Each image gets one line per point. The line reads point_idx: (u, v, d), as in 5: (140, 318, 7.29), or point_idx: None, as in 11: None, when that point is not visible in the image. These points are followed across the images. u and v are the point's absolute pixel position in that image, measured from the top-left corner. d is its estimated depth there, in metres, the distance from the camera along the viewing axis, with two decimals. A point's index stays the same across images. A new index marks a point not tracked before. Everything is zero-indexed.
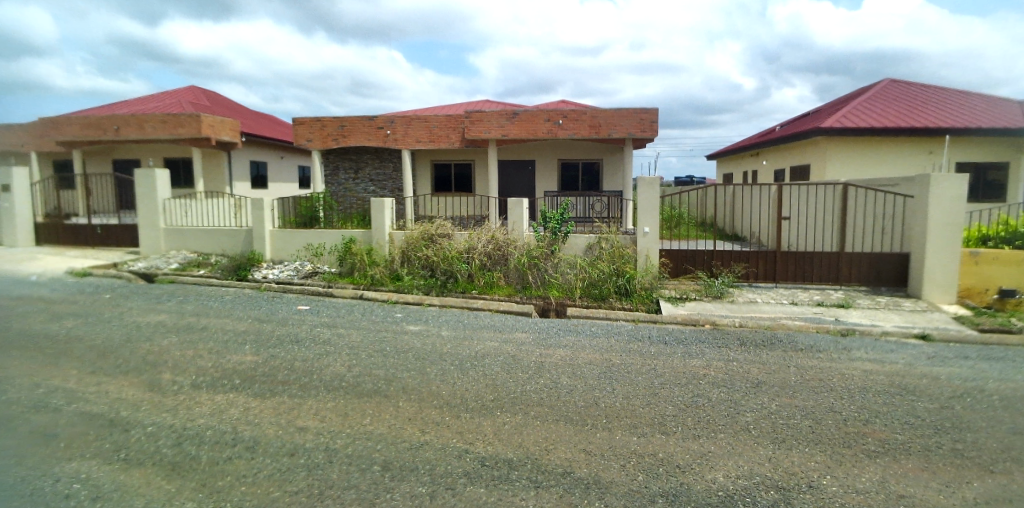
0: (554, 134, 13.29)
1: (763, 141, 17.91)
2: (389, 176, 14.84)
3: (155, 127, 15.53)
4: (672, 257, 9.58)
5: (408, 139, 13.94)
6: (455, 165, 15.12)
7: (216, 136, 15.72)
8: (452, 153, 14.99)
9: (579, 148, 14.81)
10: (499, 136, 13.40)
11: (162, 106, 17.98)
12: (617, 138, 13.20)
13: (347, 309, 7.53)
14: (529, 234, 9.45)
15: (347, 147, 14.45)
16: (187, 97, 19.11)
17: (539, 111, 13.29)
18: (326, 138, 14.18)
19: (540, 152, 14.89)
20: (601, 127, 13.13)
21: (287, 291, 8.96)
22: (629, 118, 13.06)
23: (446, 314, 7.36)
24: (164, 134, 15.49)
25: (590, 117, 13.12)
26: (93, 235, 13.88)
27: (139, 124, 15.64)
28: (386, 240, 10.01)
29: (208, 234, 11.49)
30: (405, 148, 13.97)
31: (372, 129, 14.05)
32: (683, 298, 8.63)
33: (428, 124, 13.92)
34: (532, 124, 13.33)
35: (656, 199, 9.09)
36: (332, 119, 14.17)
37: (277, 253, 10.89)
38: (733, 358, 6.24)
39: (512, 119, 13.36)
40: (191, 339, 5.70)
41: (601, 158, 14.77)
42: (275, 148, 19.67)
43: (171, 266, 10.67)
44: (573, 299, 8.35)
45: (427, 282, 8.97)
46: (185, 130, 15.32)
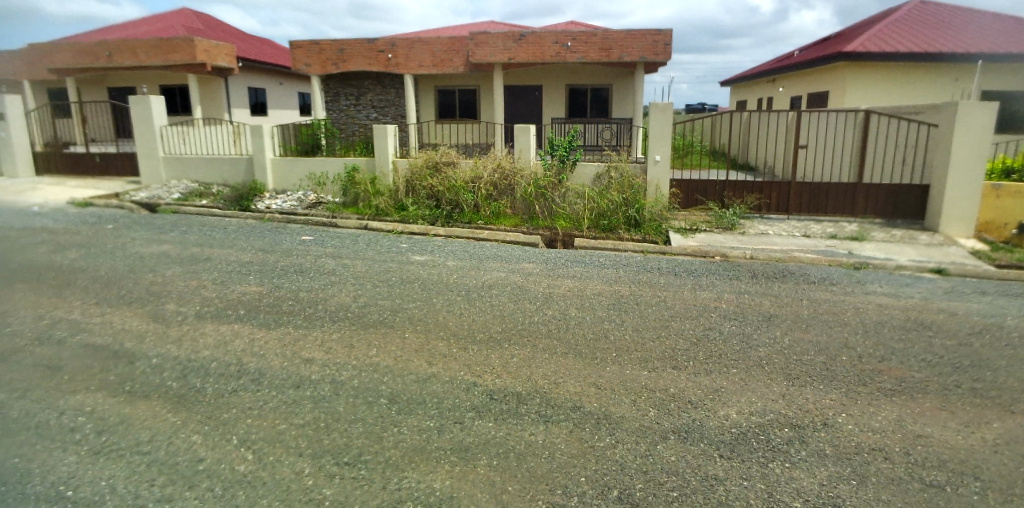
0: (562, 57, 12.36)
1: (780, 66, 16.76)
2: (391, 102, 14.09)
3: (149, 53, 14.73)
4: (683, 188, 9.18)
5: (411, 64, 13.11)
6: (459, 91, 14.25)
7: (213, 62, 14.92)
8: (456, 78, 14.11)
9: (588, 72, 13.89)
10: (504, 60, 12.51)
11: (152, 29, 17.00)
12: (629, 61, 12.23)
13: (352, 239, 7.36)
14: (535, 162, 9.03)
15: (347, 72, 13.63)
16: (178, 19, 18.05)
17: (546, 32, 12.33)
18: (325, 64, 13.38)
19: (547, 77, 13.98)
20: (612, 49, 12.15)
21: (291, 221, 8.80)
22: (641, 40, 12.06)
23: (455, 245, 7.15)
24: (158, 60, 14.71)
25: (601, 38, 12.15)
26: (93, 165, 13.58)
27: (133, 51, 14.84)
28: (390, 169, 9.67)
29: (209, 164, 11.16)
30: (408, 73, 13.17)
31: (373, 53, 13.18)
32: (693, 230, 8.33)
33: (432, 47, 12.99)
34: (539, 46, 12.41)
35: (670, 126, 8.60)
36: (330, 42, 13.28)
37: (280, 183, 10.60)
38: (747, 291, 6.08)
39: (519, 42, 12.43)
40: (194, 270, 5.61)
41: (611, 83, 13.86)
42: (273, 73, 18.74)
43: (172, 196, 10.46)
44: (582, 230, 8.09)
45: (432, 212, 8.70)
46: (180, 55, 14.51)
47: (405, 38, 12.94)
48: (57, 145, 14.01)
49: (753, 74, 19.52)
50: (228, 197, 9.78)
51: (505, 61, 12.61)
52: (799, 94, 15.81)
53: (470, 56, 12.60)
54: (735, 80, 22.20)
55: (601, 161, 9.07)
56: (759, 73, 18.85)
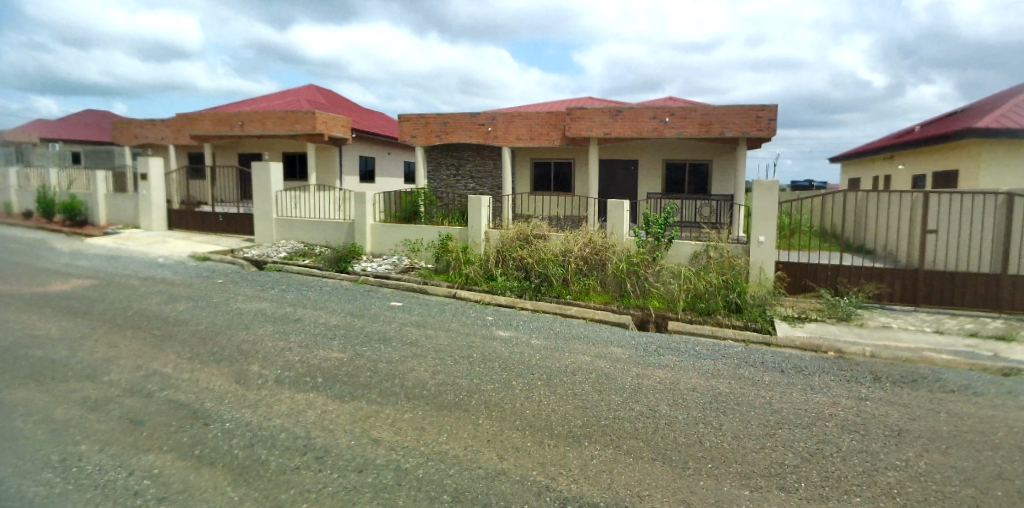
0: (659, 132, 12.40)
1: (898, 142, 15.58)
2: (489, 172, 14.66)
3: (276, 123, 16.85)
4: (790, 270, 8.35)
5: (509, 136, 13.74)
6: (555, 164, 14.64)
7: (329, 132, 16.80)
8: (553, 151, 14.53)
9: (687, 147, 13.75)
10: (601, 134, 12.76)
11: (282, 103, 19.56)
12: (730, 137, 12.05)
13: (437, 308, 7.40)
14: (629, 239, 8.85)
15: (449, 144, 14.53)
16: (304, 94, 20.67)
17: (644, 108, 12.48)
18: (430, 136, 14.44)
19: (643, 152, 14.03)
20: (712, 124, 12.04)
21: (383, 285, 9.17)
22: (743, 116, 11.89)
23: (541, 319, 7.01)
24: (283, 130, 16.77)
25: (700, 114, 12.08)
26: (216, 223, 15.35)
27: (263, 120, 17.01)
28: (482, 239, 9.83)
29: (314, 226, 12.13)
30: (506, 145, 13.79)
31: (474, 126, 14.01)
32: (801, 319, 7.51)
33: (530, 121, 13.58)
34: (636, 122, 12.54)
35: (774, 205, 8.06)
36: (436, 116, 14.35)
37: (377, 246, 11.17)
38: (875, 397, 5.12)
39: (616, 117, 12.66)
40: (284, 330, 5.82)
41: (709, 160, 13.63)
42: (383, 144, 20.60)
43: (280, 254, 11.41)
44: (676, 312, 7.62)
45: (520, 284, 8.61)
46: (302, 126, 16.47)
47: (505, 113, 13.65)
48: (189, 204, 15.87)
49: (867, 151, 18.26)
50: (330, 258, 10.37)
51: (601, 136, 12.85)
52: (923, 172, 14.53)
53: (567, 130, 12.99)
54: (846, 156, 20.88)
55: (699, 239, 8.71)
56: (874, 149, 17.62)
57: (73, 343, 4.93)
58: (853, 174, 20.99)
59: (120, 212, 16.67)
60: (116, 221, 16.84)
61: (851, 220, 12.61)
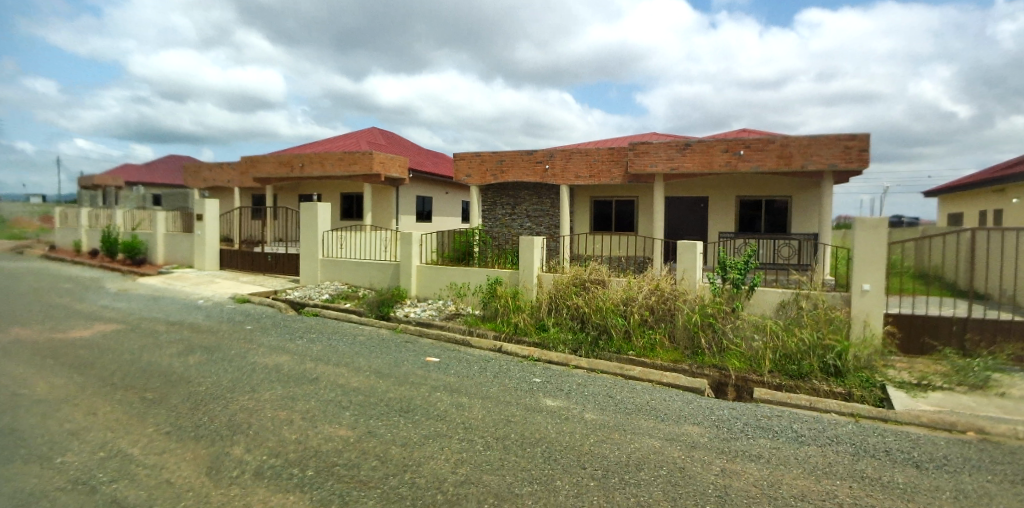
0: (733, 166, 11.18)
1: (1012, 173, 13.44)
2: (546, 212, 13.88)
3: (334, 164, 16.92)
4: (902, 324, 6.72)
5: (567, 174, 12.95)
6: (617, 202, 13.62)
7: (386, 172, 16.62)
8: (613, 189, 13.56)
9: (761, 183, 12.40)
10: (666, 170, 11.69)
11: (342, 144, 20.04)
12: (814, 169, 10.68)
13: (480, 367, 6.36)
14: (703, 286, 7.68)
15: (504, 183, 13.92)
16: (364, 136, 21.07)
17: (715, 140, 11.31)
18: (484, 174, 13.84)
19: (713, 188, 12.78)
20: (793, 156, 10.73)
21: (423, 335, 8.33)
22: (830, 146, 10.51)
23: (599, 380, 6.01)
24: (341, 170, 16.80)
25: (779, 145, 10.80)
26: (263, 262, 15.19)
27: (321, 162, 17.17)
28: (534, 283, 8.86)
29: (359, 267, 11.53)
30: (564, 184, 13.00)
31: (530, 163, 13.34)
32: (924, 387, 5.84)
33: (589, 157, 12.73)
34: (707, 155, 11.39)
35: (883, 246, 6.65)
36: (490, 153, 13.77)
37: (422, 290, 10.41)
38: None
39: (684, 151, 11.57)
40: (294, 395, 4.99)
41: (790, 196, 12.22)
42: (440, 185, 20.40)
43: (322, 296, 10.93)
44: (761, 375, 6.29)
45: (574, 336, 7.52)
46: (360, 166, 16.44)
47: (563, 150, 12.94)
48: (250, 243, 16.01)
49: (973, 183, 15.91)
50: (373, 302, 9.64)
51: (666, 172, 11.76)
52: None
53: (629, 167, 12.02)
54: (945, 189, 18.51)
55: (787, 287, 7.39)
56: (983, 180, 15.29)
57: (53, 408, 4.31)
58: (956, 210, 18.47)
59: (176, 251, 17.11)
60: (172, 260, 17.28)
61: (966, 264, 10.62)
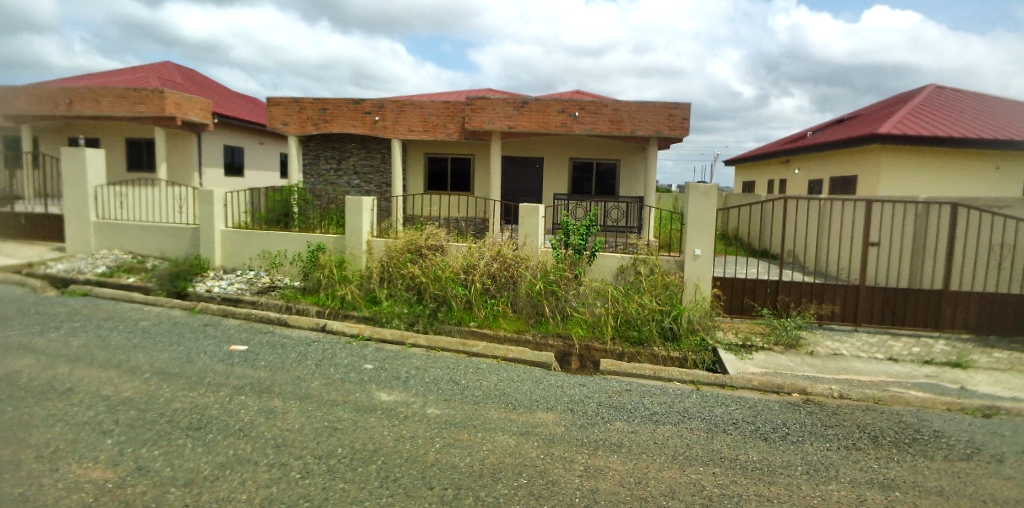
0: (568, 128, 11.11)
1: (795, 147, 15.74)
2: (376, 168, 12.58)
3: (113, 103, 13.34)
4: (727, 288, 7.19)
5: (399, 128, 11.76)
6: (451, 159, 12.86)
7: (183, 115, 13.59)
8: (451, 146, 12.71)
9: (594, 146, 12.65)
10: (504, 128, 11.18)
11: (127, 78, 15.93)
12: (642, 136, 11.07)
13: (298, 354, 5.21)
14: (545, 251, 7.27)
15: (328, 134, 12.20)
16: (156, 70, 17.05)
17: (551, 101, 11.11)
18: (305, 123, 11.95)
19: (549, 148, 12.69)
20: (624, 122, 10.99)
21: (229, 315, 6.75)
22: (656, 113, 10.94)
23: (441, 361, 5.29)
24: (123, 111, 13.30)
25: (612, 110, 11.00)
26: (16, 227, 11.46)
27: (95, 99, 13.44)
28: (363, 250, 7.76)
29: (148, 231, 9.15)
30: (394, 138, 11.79)
31: (358, 114, 11.84)
32: (747, 348, 6.18)
33: (424, 111, 11.68)
34: (543, 116, 11.13)
35: (711, 211, 6.92)
36: (312, 100, 11.93)
37: (229, 259, 8.59)
38: (886, 454, 3.57)
39: (521, 109, 11.16)
40: (34, 422, 3.32)
41: (618, 158, 12.63)
42: (254, 132, 17.60)
43: (95, 270, 8.49)
44: (604, 343, 6.15)
45: (410, 309, 6.66)
46: (147, 107, 13.12)
47: (394, 101, 11.67)
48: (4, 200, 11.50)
49: (764, 155, 18.65)
50: (163, 278, 7.74)
51: (504, 130, 11.27)
52: (818, 178, 14.78)
53: (466, 123, 11.26)
54: (743, 159, 21.40)
55: (626, 251, 7.33)
56: (772, 152, 17.97)
57: None
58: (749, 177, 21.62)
59: None
60: None
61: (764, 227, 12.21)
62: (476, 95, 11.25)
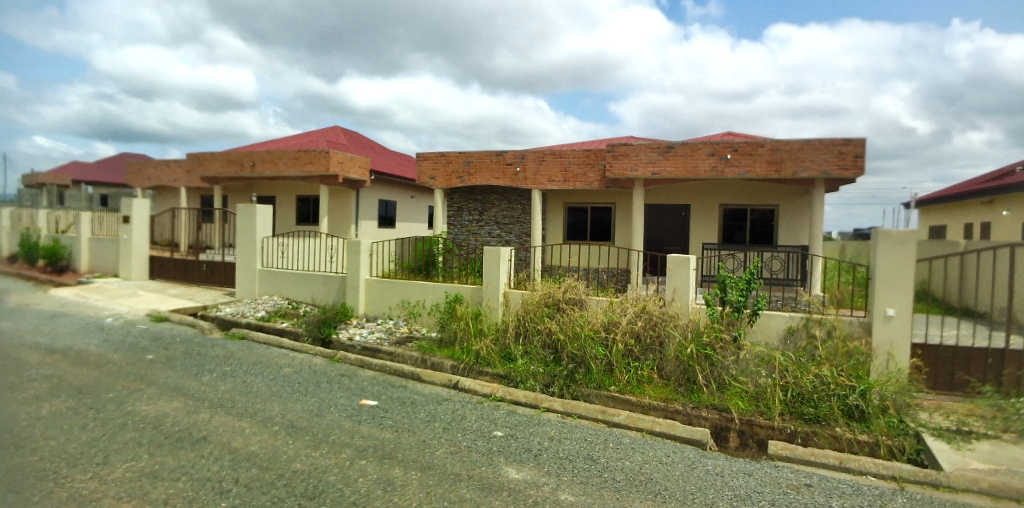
0: (719, 172, 10.30)
1: (1005, 185, 13.26)
2: (516, 218, 12.74)
3: (287, 164, 15.35)
4: (930, 359, 5.79)
5: (540, 178, 11.85)
6: (592, 209, 12.58)
7: (344, 174, 15.11)
8: (590, 196, 12.47)
9: (751, 191, 11.56)
10: (648, 175, 10.71)
11: (299, 142, 18.40)
12: (806, 177, 9.90)
13: (427, 415, 5.09)
14: (698, 308, 6.64)
15: (472, 186, 12.74)
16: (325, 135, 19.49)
17: (701, 143, 10.39)
18: (450, 177, 12.62)
19: (695, 195, 11.91)
20: (784, 162, 9.94)
21: (364, 368, 6.93)
22: (823, 151, 9.72)
23: (577, 432, 4.88)
24: (294, 171, 15.22)
25: (769, 150, 9.99)
26: (199, 272, 13.42)
27: (274, 161, 15.60)
28: (500, 302, 7.67)
29: (301, 279, 10.08)
30: (536, 189, 11.91)
31: (500, 165, 12.19)
32: (964, 436, 4.79)
33: (564, 160, 11.67)
34: (691, 159, 10.46)
35: (910, 263, 5.77)
36: (457, 154, 12.60)
37: (371, 307, 9.05)
38: None
39: (666, 154, 10.63)
40: (167, 471, 3.52)
41: (777, 205, 11.42)
42: (405, 188, 19.09)
43: (257, 314, 9.51)
44: (770, 419, 5.31)
45: (546, 369, 6.34)
46: (315, 167, 14.87)
47: (535, 151, 11.85)
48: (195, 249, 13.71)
49: (962, 194, 15.85)
50: (311, 322, 8.22)
51: (649, 177, 10.78)
52: None
53: (607, 170, 10.99)
54: (931, 200, 18.46)
55: (795, 311, 6.44)
56: (973, 191, 15.22)
57: None
58: (938, 220, 18.60)
59: (103, 259, 15.25)
60: (99, 268, 15.39)
61: (976, 283, 10.17)
62: (618, 142, 10.96)
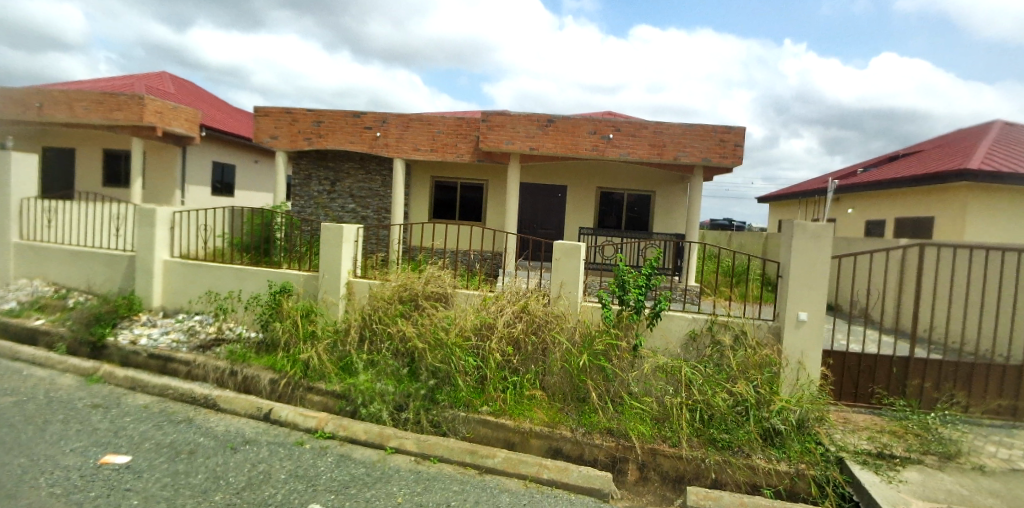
0: (600, 151, 9.43)
1: (851, 184, 14.45)
2: (374, 191, 10.85)
3: (88, 109, 11.69)
4: (836, 367, 5.32)
5: (403, 145, 10.12)
6: (461, 186, 11.12)
7: (165, 126, 11.90)
8: (459, 169, 10.98)
9: (627, 174, 10.97)
10: (524, 149, 9.50)
11: (111, 84, 14.46)
12: (685, 163, 9.37)
13: (205, 479, 3.23)
14: (590, 305, 5.44)
15: (323, 151, 10.58)
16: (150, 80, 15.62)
17: (581, 119, 9.45)
18: (295, 137, 10.35)
19: (573, 176, 11.05)
20: (665, 146, 9.33)
21: (138, 388, 4.85)
22: (703, 138, 9.26)
23: (436, 492, 3.41)
24: (98, 118, 11.63)
25: (651, 132, 9.35)
26: None
27: (69, 103, 11.83)
28: (343, 294, 5.90)
29: (72, 258, 7.29)
30: (397, 158, 10.15)
31: (356, 129, 10.24)
32: (887, 461, 4.22)
33: (432, 127, 10.05)
34: (571, 136, 9.46)
35: (825, 258, 5.13)
36: (305, 112, 10.33)
37: (170, 297, 6.71)
38: None
39: (545, 128, 9.51)
40: None
41: (652, 191, 10.94)
42: (250, 150, 16.08)
43: (6, 306, 6.64)
44: (676, 447, 4.31)
45: (399, 386, 4.75)
46: (125, 114, 11.49)
47: (399, 115, 10.10)
48: None
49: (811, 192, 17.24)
50: (78, 317, 5.86)
51: (524, 152, 9.58)
52: (878, 219, 13.44)
53: (480, 142, 9.58)
54: (784, 195, 20.10)
55: (694, 311, 5.57)
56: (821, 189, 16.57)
57: None
58: (785, 215, 20.47)
59: None
60: None
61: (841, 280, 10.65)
62: (493, 111, 9.60)
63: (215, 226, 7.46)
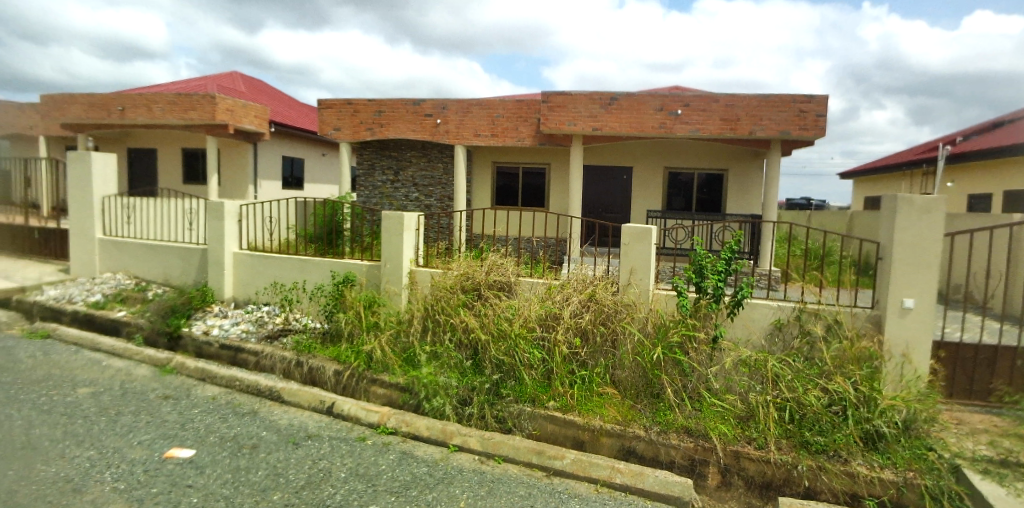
0: (668, 129, 8.82)
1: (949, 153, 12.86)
2: (437, 179, 10.77)
3: (163, 109, 12.32)
4: (947, 361, 4.64)
5: (463, 132, 9.92)
6: (523, 171, 10.80)
7: (236, 123, 12.34)
8: (522, 153, 10.68)
9: (699, 152, 10.24)
10: (587, 130, 9.04)
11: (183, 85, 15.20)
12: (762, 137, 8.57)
13: (265, 476, 3.18)
14: (659, 292, 5.06)
15: (385, 140, 10.57)
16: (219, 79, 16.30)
17: (648, 95, 8.83)
18: (357, 127, 10.37)
19: (638, 156, 10.45)
20: (739, 120, 8.57)
21: (205, 381, 4.93)
22: (781, 109, 8.41)
23: (501, 495, 3.19)
24: (172, 119, 12.25)
25: (724, 106, 8.60)
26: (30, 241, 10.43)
27: (146, 105, 12.49)
28: (405, 283, 5.83)
29: (151, 252, 7.65)
30: (457, 144, 9.97)
31: (416, 116, 10.13)
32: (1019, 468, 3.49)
33: (491, 112, 9.78)
34: (636, 113, 8.89)
35: (938, 234, 4.41)
36: (366, 102, 10.33)
37: (241, 288, 6.90)
38: None
39: (608, 107, 8.98)
40: None
41: (726, 168, 10.15)
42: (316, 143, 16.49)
43: (91, 299, 7.08)
44: (762, 450, 3.84)
45: (462, 380, 4.58)
46: (198, 113, 12.00)
47: (459, 100, 9.88)
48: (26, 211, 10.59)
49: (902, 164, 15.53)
50: (156, 309, 6.12)
51: (587, 133, 9.11)
52: (983, 191, 11.89)
53: (541, 125, 9.21)
54: (870, 168, 18.28)
55: (777, 297, 5.02)
56: (914, 160, 14.87)
57: None
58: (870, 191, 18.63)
59: None
60: None
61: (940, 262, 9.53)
62: (554, 91, 9.18)
63: (284, 218, 7.60)
